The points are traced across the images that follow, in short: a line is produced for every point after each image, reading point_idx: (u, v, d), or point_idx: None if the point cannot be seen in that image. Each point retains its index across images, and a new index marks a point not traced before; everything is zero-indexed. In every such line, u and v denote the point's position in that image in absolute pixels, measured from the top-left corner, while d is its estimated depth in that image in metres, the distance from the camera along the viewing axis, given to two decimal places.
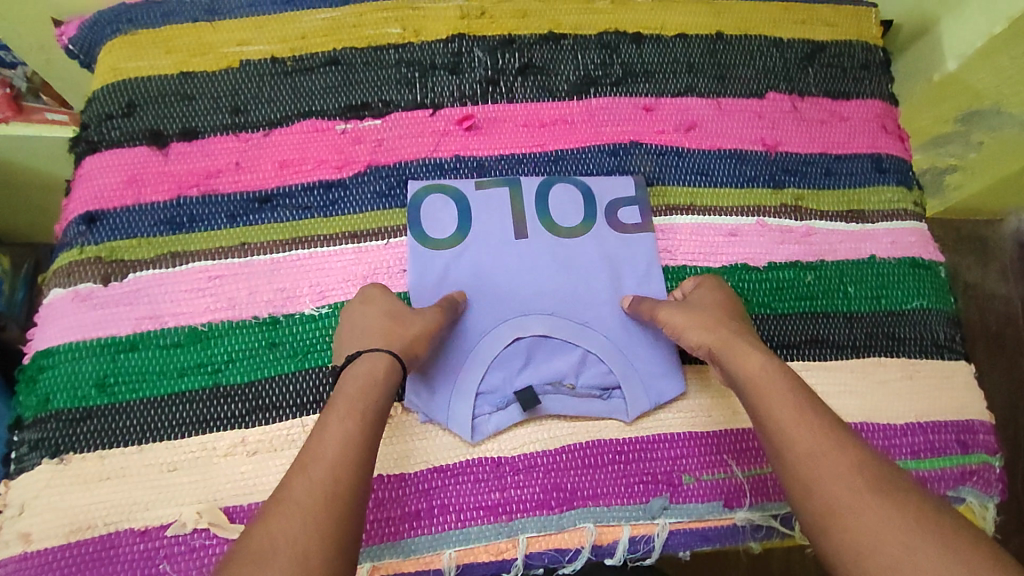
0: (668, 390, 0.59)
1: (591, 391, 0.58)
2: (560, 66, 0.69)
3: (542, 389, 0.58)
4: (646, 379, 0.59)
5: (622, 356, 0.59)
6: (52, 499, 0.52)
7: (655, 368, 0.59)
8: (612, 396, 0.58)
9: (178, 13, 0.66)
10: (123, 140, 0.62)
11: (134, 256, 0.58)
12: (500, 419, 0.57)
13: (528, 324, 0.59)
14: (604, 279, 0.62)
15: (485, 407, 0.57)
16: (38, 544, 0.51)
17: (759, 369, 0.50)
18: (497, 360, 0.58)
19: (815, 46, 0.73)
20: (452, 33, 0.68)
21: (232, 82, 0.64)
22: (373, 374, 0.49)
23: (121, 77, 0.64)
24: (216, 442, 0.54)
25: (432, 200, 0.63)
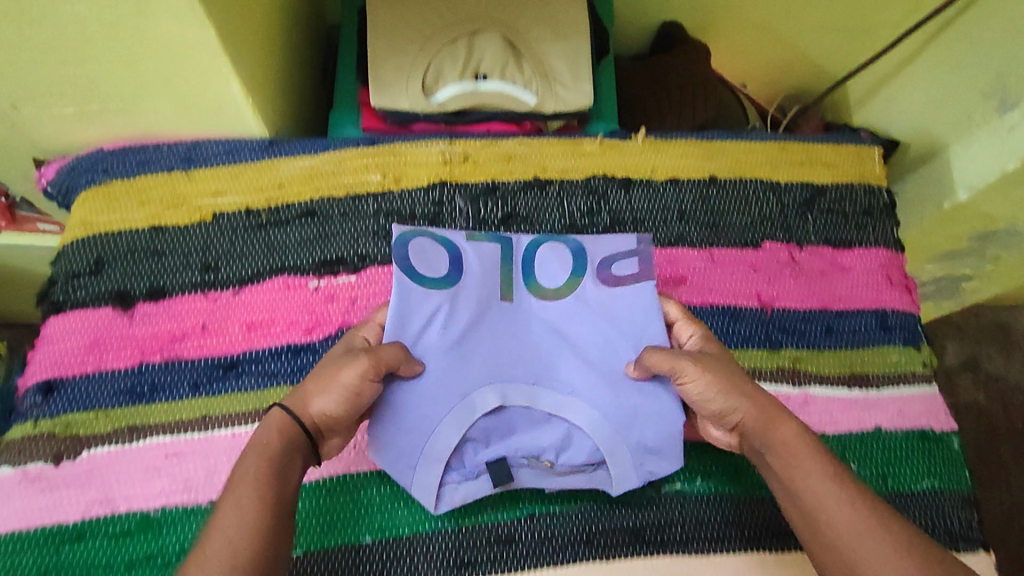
0: (661, 469, 0.56)
1: (574, 468, 0.55)
2: (544, 214, 0.67)
3: (518, 461, 0.55)
4: (636, 458, 0.55)
5: (613, 433, 0.55)
6: None
7: (647, 446, 0.55)
8: (597, 470, 0.56)
9: (155, 162, 0.65)
10: (88, 300, 0.60)
11: (90, 431, 0.56)
12: (468, 489, 0.55)
13: (510, 390, 0.55)
14: (597, 343, 0.57)
15: (456, 474, 0.55)
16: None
17: (792, 436, 0.49)
18: (472, 431, 0.55)
19: (815, 190, 0.70)
20: (434, 180, 0.66)
21: (205, 237, 0.63)
22: (270, 441, 0.47)
23: (93, 232, 0.62)
24: None
25: (420, 241, 0.56)
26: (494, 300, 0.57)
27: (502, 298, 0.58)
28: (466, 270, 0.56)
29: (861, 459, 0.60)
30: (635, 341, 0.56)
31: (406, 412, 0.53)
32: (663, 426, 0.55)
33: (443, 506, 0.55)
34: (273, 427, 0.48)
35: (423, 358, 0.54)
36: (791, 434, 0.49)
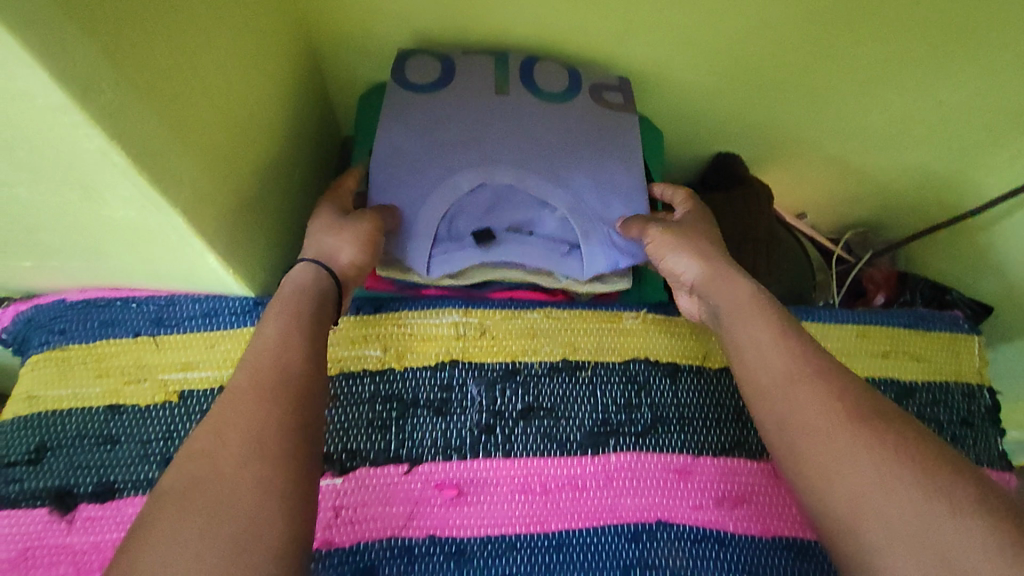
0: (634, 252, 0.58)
1: (556, 244, 0.58)
2: (572, 407, 0.56)
3: (502, 235, 0.57)
4: (613, 237, 0.58)
5: (592, 216, 0.58)
6: None
7: (625, 230, 0.59)
8: (573, 252, 0.57)
9: (120, 324, 0.57)
10: (22, 497, 0.50)
11: None
12: (456, 258, 0.56)
13: (494, 219, 0.58)
14: (584, 169, 0.60)
15: (447, 241, 0.57)
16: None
17: (753, 337, 0.47)
18: (458, 204, 0.58)
19: (900, 390, 0.58)
20: (444, 359, 0.57)
21: (169, 422, 0.54)
22: (300, 282, 0.50)
23: (37, 409, 0.54)
24: None
25: (417, 60, 0.63)
26: (489, 94, 0.62)
27: (498, 91, 0.62)
28: (457, 70, 0.63)
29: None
30: (611, 135, 0.63)
31: (399, 210, 0.57)
32: (635, 217, 0.59)
33: (439, 270, 0.56)
34: (308, 277, 0.51)
35: (416, 160, 0.59)
36: (791, 384, 0.44)
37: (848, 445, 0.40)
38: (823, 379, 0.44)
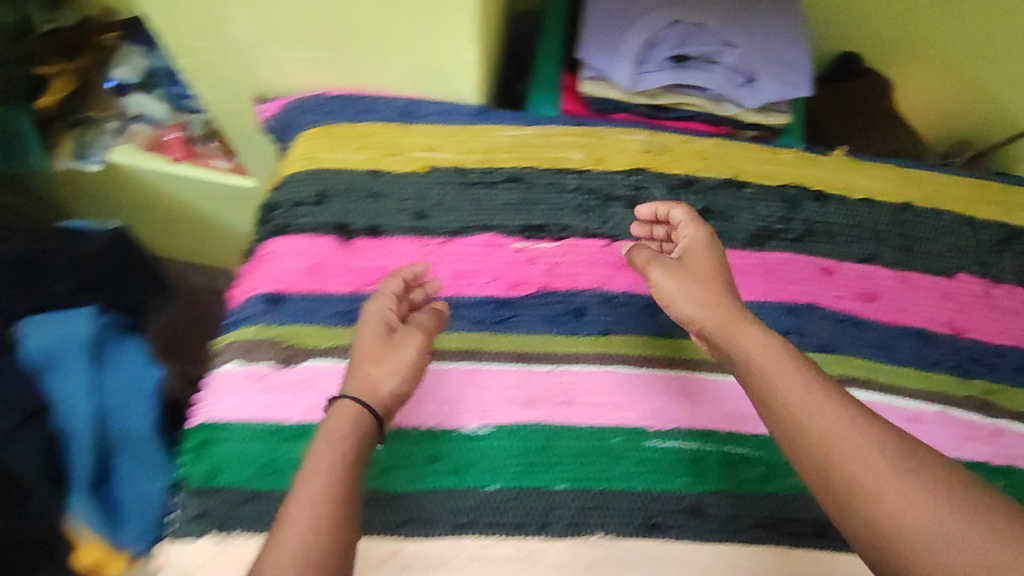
0: (799, 90, 0.68)
1: (734, 75, 0.68)
2: (737, 214, 0.68)
3: (691, 64, 0.68)
4: (783, 76, 0.68)
5: (765, 57, 0.68)
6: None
7: (791, 71, 0.69)
8: (748, 86, 0.68)
9: (375, 112, 0.69)
10: (310, 228, 0.64)
11: (313, 343, 0.60)
12: (654, 79, 0.67)
13: (686, 50, 0.67)
14: (756, 19, 0.70)
15: (649, 64, 0.67)
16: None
17: (757, 345, 0.49)
18: (655, 37, 0.68)
19: (1011, 230, 0.69)
20: (634, 166, 0.69)
21: (419, 187, 0.66)
22: (341, 426, 0.49)
23: (316, 167, 0.66)
24: (370, 552, 0.54)
25: None
26: None
27: None
28: None
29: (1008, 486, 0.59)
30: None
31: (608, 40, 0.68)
32: (798, 61, 0.69)
33: (642, 86, 0.67)
34: (349, 415, 0.50)
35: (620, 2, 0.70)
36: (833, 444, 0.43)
37: (860, 450, 0.42)
38: (862, 432, 0.43)
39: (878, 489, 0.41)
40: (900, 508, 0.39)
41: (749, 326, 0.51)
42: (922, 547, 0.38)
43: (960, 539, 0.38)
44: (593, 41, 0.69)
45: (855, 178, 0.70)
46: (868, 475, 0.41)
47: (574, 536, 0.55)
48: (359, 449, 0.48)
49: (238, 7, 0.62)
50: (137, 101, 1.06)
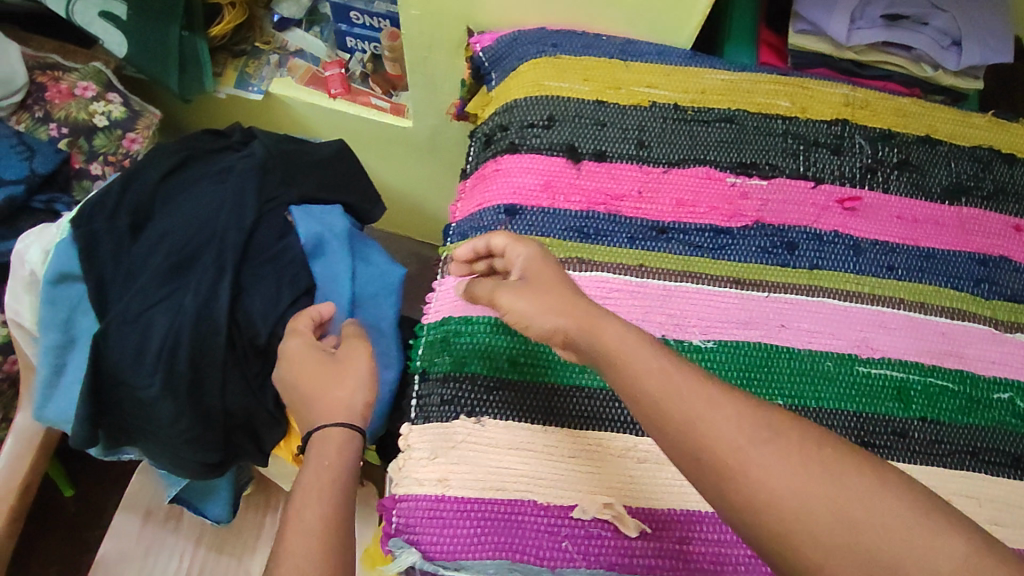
0: (1002, 56, 0.72)
1: (939, 38, 0.73)
2: (933, 169, 0.72)
3: (900, 25, 0.72)
4: (988, 41, 0.72)
5: (970, 23, 0.73)
6: (470, 453, 0.57)
7: (995, 37, 0.73)
8: (951, 49, 0.73)
9: (597, 48, 0.74)
10: (543, 148, 0.68)
11: (547, 253, 0.64)
12: (865, 35, 0.72)
13: (897, 10, 0.72)
14: None
15: (862, 21, 0.72)
16: (454, 490, 0.56)
17: (653, 366, 0.44)
18: None
19: None
20: (837, 117, 0.73)
21: (640, 119, 0.70)
22: (330, 445, 0.50)
23: (546, 93, 0.71)
24: (612, 441, 0.58)
25: None
26: None
27: None
28: None
29: None
30: None
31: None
32: (1001, 28, 0.73)
33: (853, 41, 0.72)
34: (336, 440, 0.50)
35: None
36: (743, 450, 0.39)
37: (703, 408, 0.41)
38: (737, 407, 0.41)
39: (792, 488, 0.37)
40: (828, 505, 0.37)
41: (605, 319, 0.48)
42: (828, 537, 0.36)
43: (866, 517, 0.36)
44: None
45: None
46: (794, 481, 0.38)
47: None
48: (347, 473, 0.49)
49: None
50: (298, 37, 1.11)
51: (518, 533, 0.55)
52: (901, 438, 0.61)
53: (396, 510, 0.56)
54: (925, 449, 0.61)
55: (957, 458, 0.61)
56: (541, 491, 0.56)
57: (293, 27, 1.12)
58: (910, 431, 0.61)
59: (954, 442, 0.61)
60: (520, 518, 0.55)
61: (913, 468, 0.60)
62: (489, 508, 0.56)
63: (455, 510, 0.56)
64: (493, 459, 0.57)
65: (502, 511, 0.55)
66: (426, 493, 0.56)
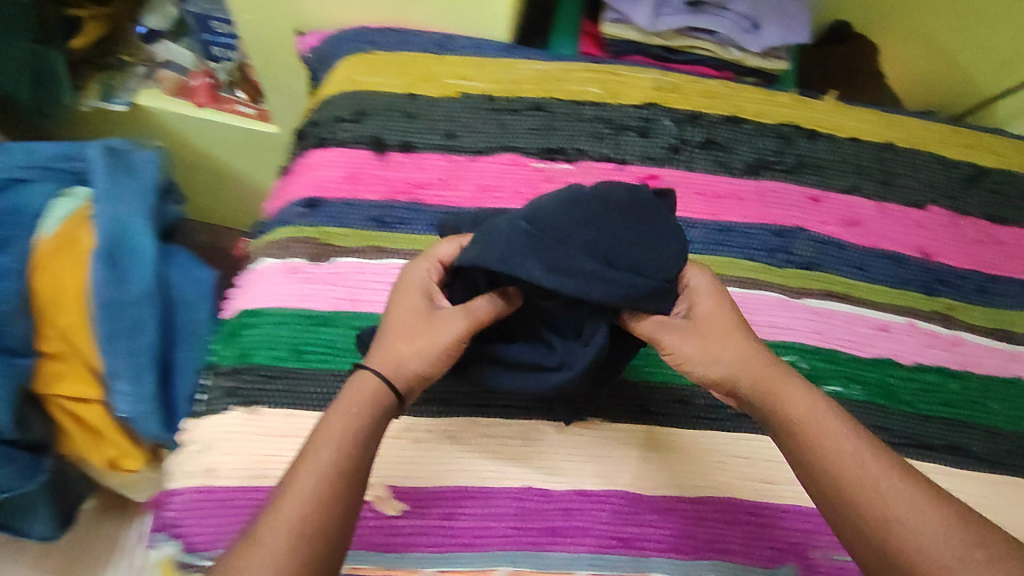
0: (798, 36, 0.75)
1: (742, 21, 0.75)
2: (738, 147, 0.75)
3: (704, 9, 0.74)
4: (784, 24, 0.75)
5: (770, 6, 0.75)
6: (237, 443, 0.58)
7: (793, 20, 0.75)
8: (755, 32, 0.75)
9: (413, 43, 0.75)
10: (349, 141, 0.70)
11: (342, 244, 0.66)
12: (672, 19, 0.74)
13: None
14: None
15: (668, 9, 0.74)
16: (221, 481, 0.57)
17: (805, 403, 0.48)
18: None
19: (980, 170, 0.77)
20: (645, 101, 0.76)
21: (451, 111, 0.72)
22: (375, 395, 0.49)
23: (357, 88, 0.72)
24: None
25: None
26: None
27: None
28: None
29: (881, 375, 0.66)
30: None
31: None
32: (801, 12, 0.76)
33: (658, 25, 0.74)
34: (369, 388, 0.49)
35: None
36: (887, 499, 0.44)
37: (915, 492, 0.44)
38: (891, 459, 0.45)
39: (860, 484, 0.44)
40: (889, 507, 0.43)
41: (793, 381, 0.50)
42: (933, 555, 0.41)
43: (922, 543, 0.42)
44: None
45: (843, 119, 0.77)
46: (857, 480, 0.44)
47: (575, 419, 0.58)
48: (371, 428, 0.47)
49: None
50: (165, 48, 1.10)
51: None
52: (685, 406, 0.60)
53: (170, 504, 0.57)
54: (708, 415, 0.60)
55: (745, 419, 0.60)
56: None
57: (161, 39, 1.11)
58: (696, 394, 0.61)
59: None
60: None
61: (694, 436, 0.59)
62: (251, 495, 0.56)
63: (219, 499, 0.56)
64: (260, 447, 0.58)
65: (264, 498, 0.56)
66: (190, 485, 0.57)
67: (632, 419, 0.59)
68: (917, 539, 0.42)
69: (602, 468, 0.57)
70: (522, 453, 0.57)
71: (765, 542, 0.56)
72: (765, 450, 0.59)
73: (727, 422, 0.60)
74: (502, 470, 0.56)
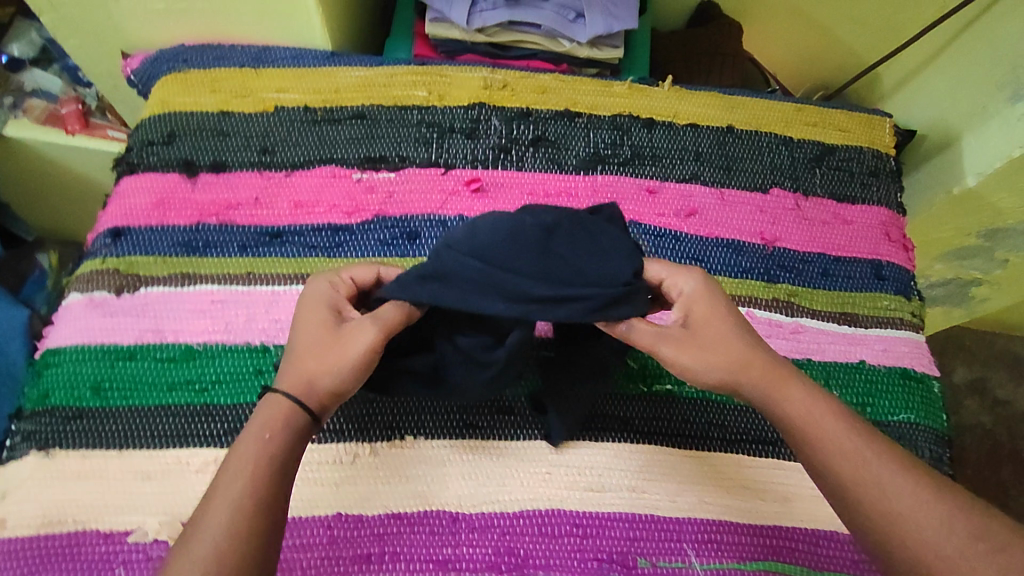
0: (622, 24, 0.73)
1: (564, 11, 0.73)
2: (571, 142, 0.72)
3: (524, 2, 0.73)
4: (609, 11, 0.73)
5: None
6: (33, 490, 0.57)
7: (618, 7, 0.74)
8: (578, 21, 0.73)
9: (229, 59, 0.73)
10: (159, 166, 0.68)
11: (149, 272, 0.64)
12: (489, 15, 0.72)
13: None
14: None
15: (483, 2, 0.73)
16: (11, 532, 0.55)
17: (804, 406, 0.48)
18: None
19: (825, 148, 0.74)
20: (474, 101, 0.72)
21: (266, 125, 0.70)
22: (277, 416, 0.47)
23: (168, 110, 0.71)
24: (190, 458, 0.58)
25: None
26: None
27: None
28: None
29: None
30: None
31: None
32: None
33: (475, 23, 0.73)
34: (279, 410, 0.47)
35: None
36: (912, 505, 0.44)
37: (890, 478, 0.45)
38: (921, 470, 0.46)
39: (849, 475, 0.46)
40: (881, 495, 0.44)
41: (792, 381, 0.50)
42: (933, 550, 0.42)
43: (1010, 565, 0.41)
44: None
45: (682, 105, 0.75)
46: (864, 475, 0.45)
47: (390, 441, 0.59)
48: (287, 448, 0.46)
49: None
50: (33, 76, 1.04)
51: (69, 565, 0.54)
52: (504, 415, 0.61)
53: None
54: (527, 423, 0.61)
55: None
56: (102, 519, 0.56)
57: (29, 67, 1.05)
58: (515, 408, 0.61)
59: None
60: (76, 549, 0.55)
61: (512, 445, 0.60)
62: (44, 543, 0.55)
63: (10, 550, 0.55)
64: (58, 492, 0.57)
65: (59, 544, 0.55)
66: None
67: (447, 436, 0.60)
68: (921, 532, 0.43)
69: (417, 488, 0.58)
70: (335, 480, 0.58)
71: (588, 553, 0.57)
72: (582, 459, 0.60)
73: (545, 432, 0.60)
74: (312, 497, 0.57)
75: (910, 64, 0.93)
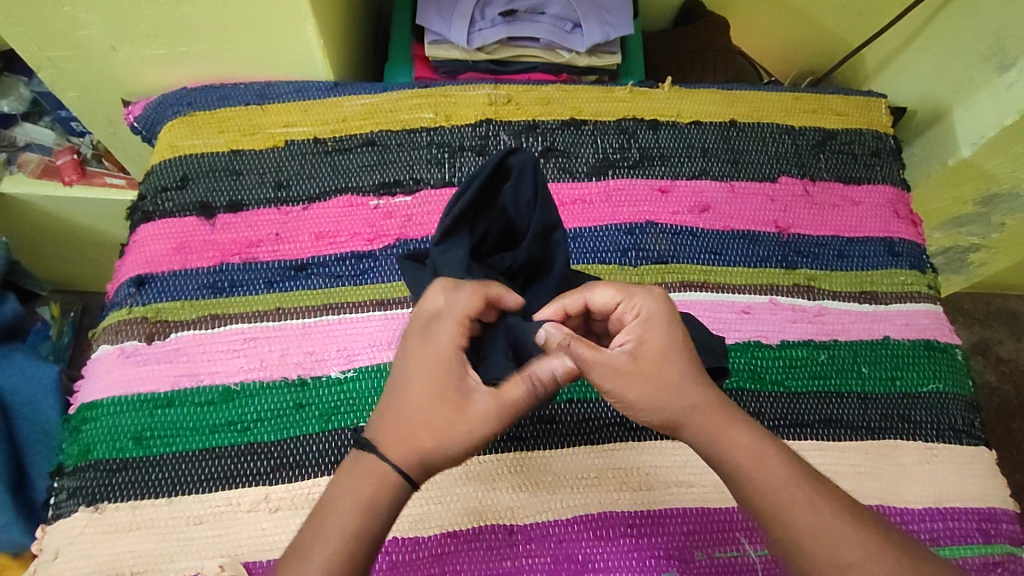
0: (618, 31, 0.76)
1: (561, 24, 0.76)
2: (580, 149, 0.73)
3: (522, 18, 0.76)
4: (604, 21, 0.76)
5: (588, 4, 0.76)
6: (86, 547, 0.56)
7: (613, 16, 0.77)
8: (575, 32, 0.76)
9: (232, 98, 0.73)
10: (176, 210, 0.68)
11: (177, 317, 0.64)
12: (489, 33, 0.75)
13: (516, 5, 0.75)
14: None
15: (482, 21, 0.75)
16: None
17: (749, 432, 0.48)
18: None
19: (826, 134, 0.76)
20: (480, 118, 0.73)
21: (278, 161, 0.71)
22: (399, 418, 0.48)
23: (178, 154, 0.71)
24: (241, 499, 0.58)
25: None
26: None
27: None
28: None
29: (747, 359, 0.64)
30: None
31: (447, 7, 0.77)
32: (621, 7, 0.78)
33: (475, 42, 0.75)
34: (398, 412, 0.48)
35: None
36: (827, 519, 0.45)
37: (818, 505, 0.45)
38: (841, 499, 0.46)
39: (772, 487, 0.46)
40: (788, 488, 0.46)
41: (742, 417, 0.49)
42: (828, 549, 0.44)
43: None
44: (436, 9, 0.77)
45: (683, 104, 0.76)
46: (763, 467, 0.47)
47: None
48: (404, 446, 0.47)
49: (92, 30, 0.67)
50: (26, 131, 1.01)
51: None
52: (548, 425, 0.61)
53: None
54: (573, 431, 0.61)
55: (608, 432, 0.61)
56: (160, 568, 0.55)
57: (20, 121, 1.02)
58: (558, 416, 0.62)
59: (602, 415, 0.62)
60: None
61: (562, 454, 0.60)
62: None
63: None
64: (109, 547, 0.56)
65: None
66: None
67: (496, 450, 0.60)
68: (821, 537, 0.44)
69: (471, 504, 0.58)
70: None
71: (645, 552, 0.58)
72: (630, 460, 0.61)
73: (592, 437, 0.61)
74: None
75: (894, 43, 0.95)
